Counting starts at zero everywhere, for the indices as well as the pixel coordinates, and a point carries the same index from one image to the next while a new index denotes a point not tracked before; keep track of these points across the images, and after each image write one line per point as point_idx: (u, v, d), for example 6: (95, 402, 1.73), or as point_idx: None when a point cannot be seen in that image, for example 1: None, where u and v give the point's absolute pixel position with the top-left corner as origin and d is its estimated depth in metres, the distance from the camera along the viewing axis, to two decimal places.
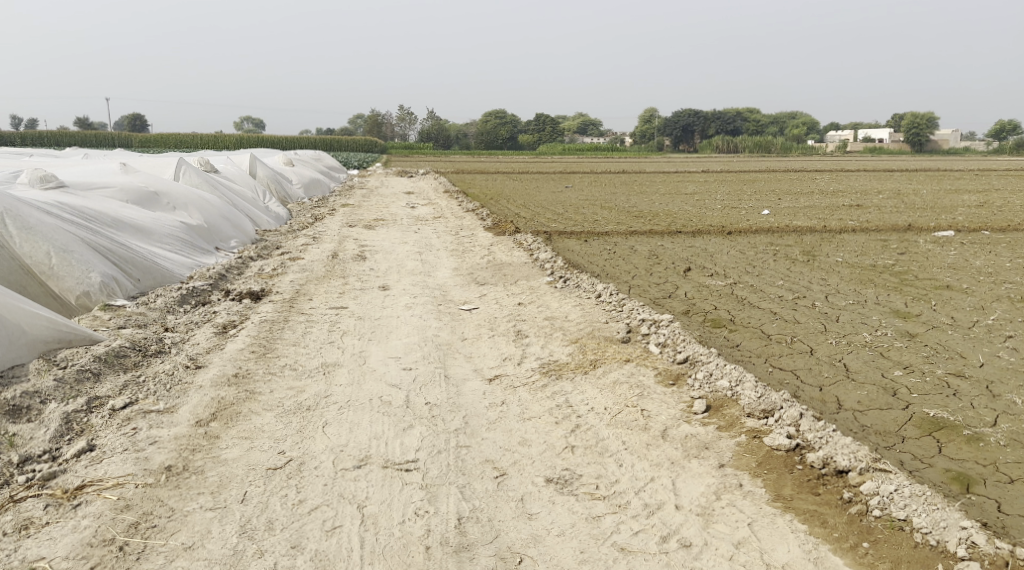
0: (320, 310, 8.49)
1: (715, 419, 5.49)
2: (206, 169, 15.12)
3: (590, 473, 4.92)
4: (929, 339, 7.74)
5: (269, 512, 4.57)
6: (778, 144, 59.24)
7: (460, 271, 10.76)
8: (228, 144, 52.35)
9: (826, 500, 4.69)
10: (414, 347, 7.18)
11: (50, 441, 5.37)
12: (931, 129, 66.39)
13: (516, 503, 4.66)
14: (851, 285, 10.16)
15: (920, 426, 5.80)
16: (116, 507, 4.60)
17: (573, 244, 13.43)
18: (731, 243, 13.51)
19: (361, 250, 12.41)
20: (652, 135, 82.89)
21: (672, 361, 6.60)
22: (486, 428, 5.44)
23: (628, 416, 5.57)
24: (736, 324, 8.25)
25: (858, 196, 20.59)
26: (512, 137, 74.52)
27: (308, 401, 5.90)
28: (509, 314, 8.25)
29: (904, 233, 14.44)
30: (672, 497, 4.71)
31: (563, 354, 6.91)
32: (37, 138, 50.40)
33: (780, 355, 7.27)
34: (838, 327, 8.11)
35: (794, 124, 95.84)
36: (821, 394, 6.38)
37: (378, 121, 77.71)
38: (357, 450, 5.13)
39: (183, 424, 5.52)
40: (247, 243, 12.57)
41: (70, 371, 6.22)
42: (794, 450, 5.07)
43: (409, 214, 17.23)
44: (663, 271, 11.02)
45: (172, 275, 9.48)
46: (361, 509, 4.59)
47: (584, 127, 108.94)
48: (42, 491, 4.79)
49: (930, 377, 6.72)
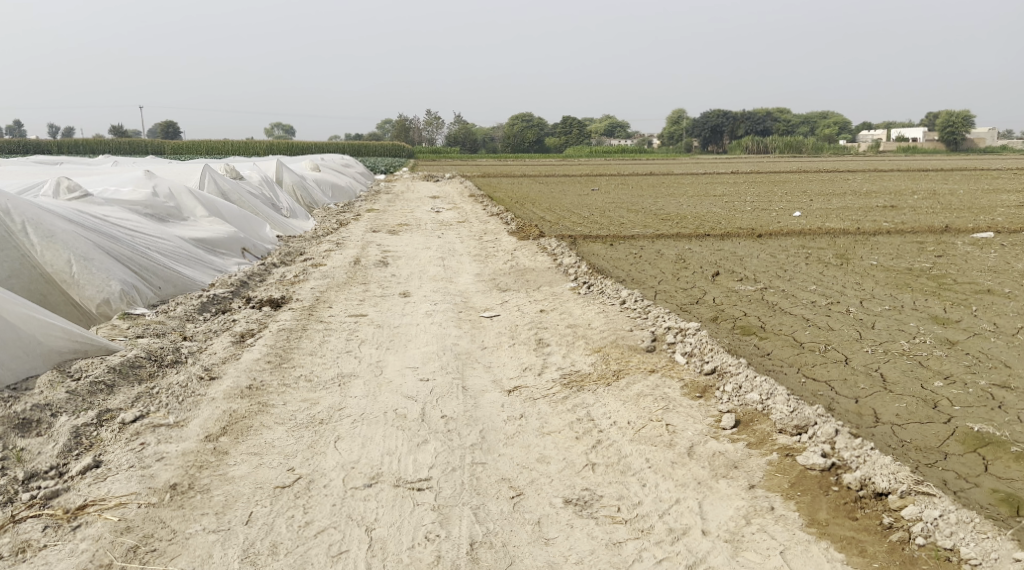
0: (340, 318, 8.32)
1: (745, 436, 5.21)
2: (230, 175, 15.03)
3: (610, 494, 4.67)
4: (970, 347, 7.39)
5: (274, 535, 4.38)
6: (809, 144, 58.45)
7: (482, 276, 10.57)
8: (258, 151, 52.67)
9: (865, 526, 4.40)
10: (433, 356, 6.97)
11: (58, 456, 5.20)
12: (966, 128, 65.03)
13: (532, 527, 4.43)
14: (887, 289, 9.82)
15: (964, 442, 5.49)
16: (116, 529, 4.44)
17: (598, 248, 13.17)
18: (761, 246, 13.20)
19: (383, 256, 12.24)
20: (681, 137, 82.25)
21: (699, 372, 6.33)
22: (504, 444, 5.21)
23: (652, 431, 5.31)
24: (766, 331, 7.95)
25: (893, 197, 20.14)
26: (540, 140, 74.32)
27: (321, 414, 5.71)
28: (530, 322, 8.03)
29: (941, 235, 14.02)
30: (698, 521, 4.45)
31: (585, 364, 6.65)
32: (71, 146, 51.13)
33: (813, 364, 6.96)
34: (874, 334, 7.78)
35: (825, 125, 94.68)
36: (857, 407, 6.07)
37: (406, 126, 77.81)
38: (368, 467, 4.93)
39: (191, 440, 5.34)
40: (270, 250, 12.42)
41: (83, 383, 6.06)
42: (830, 470, 4.78)
43: (432, 219, 17.09)
44: (691, 276, 10.73)
45: (195, 282, 9.35)
46: (369, 532, 4.39)
47: (611, 129, 108.51)
48: (43, 510, 4.64)
49: (972, 388, 6.38)
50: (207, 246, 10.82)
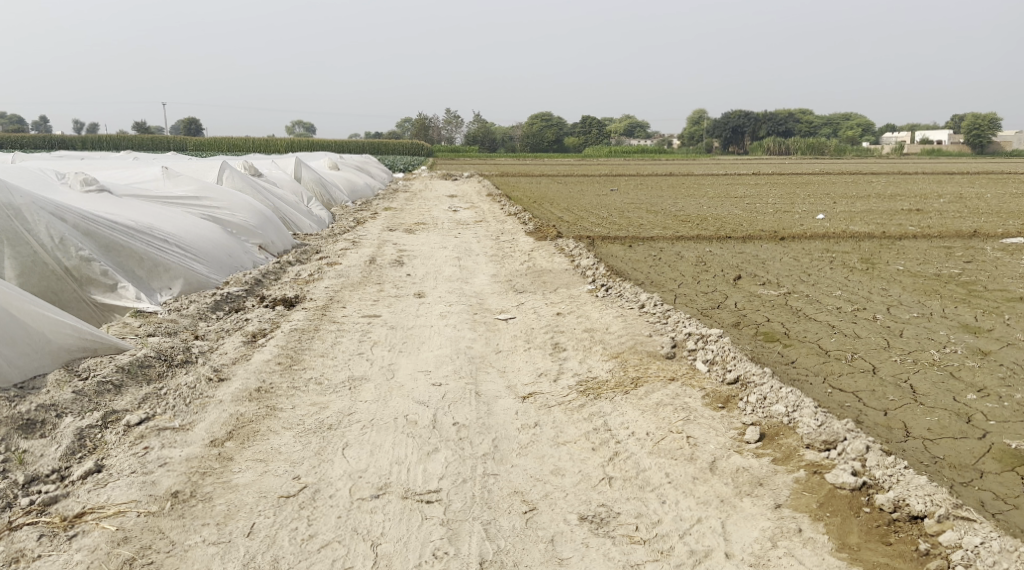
0: (353, 318, 8.15)
1: (770, 450, 5.00)
2: (249, 171, 14.87)
3: (628, 511, 4.47)
4: (1004, 357, 7.12)
5: (276, 548, 4.22)
6: (832, 146, 57.95)
7: (498, 277, 10.38)
8: (278, 148, 52.98)
9: (899, 552, 4.18)
10: (446, 360, 6.78)
11: (60, 459, 5.05)
12: (992, 131, 64.15)
13: (545, 545, 4.23)
14: (914, 295, 9.53)
15: (1001, 460, 5.27)
16: (113, 540, 4.29)
17: (617, 249, 12.93)
18: (784, 249, 12.91)
19: (399, 255, 12.05)
20: (702, 138, 81.69)
21: (721, 382, 6.09)
22: (517, 454, 5.02)
23: (672, 443, 5.09)
24: (790, 339, 7.70)
25: (918, 200, 19.72)
26: (559, 140, 74.25)
27: (330, 420, 5.53)
28: (546, 325, 7.82)
29: (969, 240, 13.67)
30: (721, 543, 4.24)
31: (603, 371, 6.44)
32: (94, 141, 51.63)
33: (840, 373, 6.72)
34: (902, 343, 7.52)
35: (847, 128, 93.89)
36: (886, 419, 5.83)
37: (425, 124, 77.54)
38: (375, 477, 4.74)
39: (197, 444, 5.18)
40: (288, 248, 12.21)
41: (91, 383, 5.92)
42: (860, 490, 4.56)
43: (450, 218, 16.89)
44: (712, 279, 10.48)
45: (209, 279, 9.13)
46: (375, 547, 4.21)
47: (631, 129, 108.08)
48: (40, 518, 4.50)
49: (1007, 402, 6.12)
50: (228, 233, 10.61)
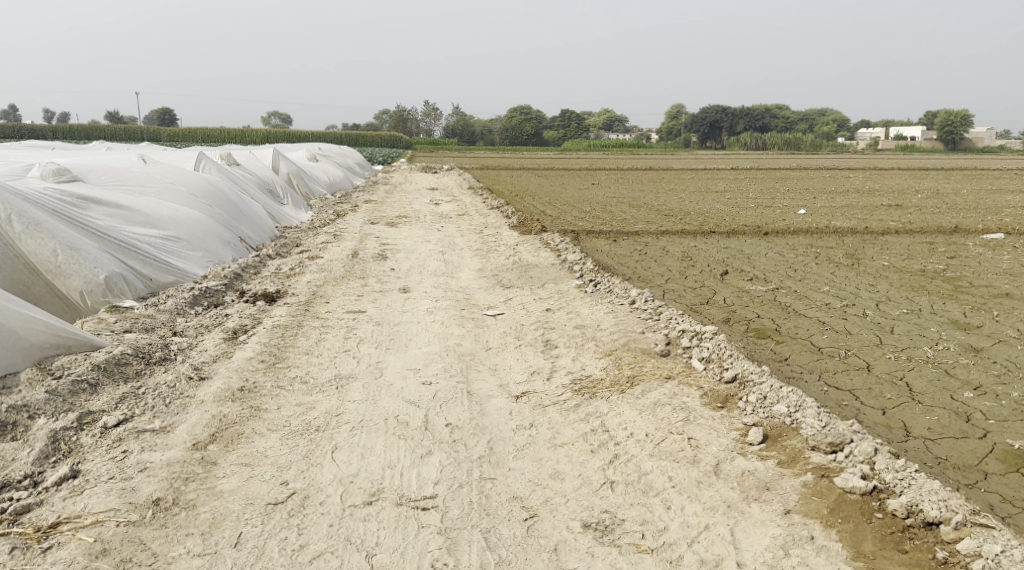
0: (337, 314, 7.93)
1: (775, 453, 4.86)
2: (227, 161, 14.55)
3: (633, 518, 4.32)
4: (997, 355, 7.04)
5: (265, 560, 4.03)
6: (808, 141, 58.27)
7: (484, 272, 10.20)
8: (255, 141, 52.51)
9: (917, 560, 4.07)
10: (435, 357, 6.59)
11: (33, 464, 4.81)
12: (964, 128, 64.66)
13: (549, 555, 4.08)
14: (902, 291, 9.45)
15: (1005, 461, 5.18)
16: (91, 552, 4.08)
17: (602, 244, 12.80)
18: (768, 244, 12.85)
19: (382, 249, 11.82)
20: (680, 133, 81.80)
21: (719, 381, 5.94)
22: (514, 456, 4.85)
23: (673, 445, 4.94)
24: (782, 335, 7.59)
25: (898, 195, 19.73)
26: (538, 134, 74.07)
27: (317, 421, 5.32)
28: (535, 321, 7.64)
29: (949, 235, 13.67)
30: (731, 552, 4.11)
31: (596, 369, 6.28)
32: (65, 132, 50.85)
33: (835, 371, 6.60)
34: (895, 339, 7.42)
35: (823, 123, 94.52)
36: (885, 418, 5.73)
37: (403, 117, 77.05)
38: (367, 482, 4.56)
39: (178, 448, 4.96)
40: (266, 240, 11.94)
41: (65, 382, 5.67)
42: (871, 494, 4.45)
43: (432, 211, 16.64)
44: (699, 274, 10.36)
45: (186, 273, 8.86)
46: (369, 558, 4.04)
47: (610, 123, 108.15)
48: (12, 528, 4.27)
49: (1005, 400, 6.03)
50: (207, 223, 10.30)
